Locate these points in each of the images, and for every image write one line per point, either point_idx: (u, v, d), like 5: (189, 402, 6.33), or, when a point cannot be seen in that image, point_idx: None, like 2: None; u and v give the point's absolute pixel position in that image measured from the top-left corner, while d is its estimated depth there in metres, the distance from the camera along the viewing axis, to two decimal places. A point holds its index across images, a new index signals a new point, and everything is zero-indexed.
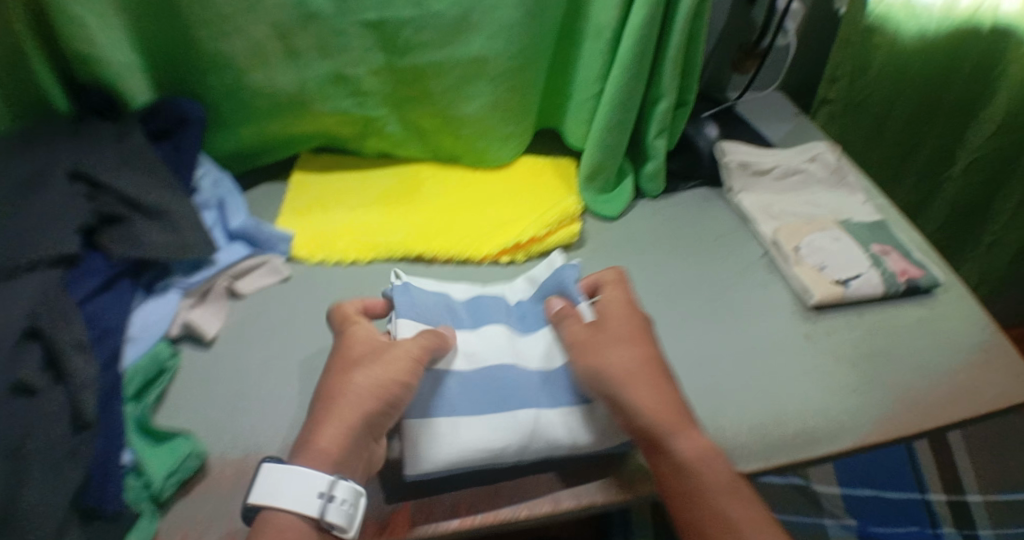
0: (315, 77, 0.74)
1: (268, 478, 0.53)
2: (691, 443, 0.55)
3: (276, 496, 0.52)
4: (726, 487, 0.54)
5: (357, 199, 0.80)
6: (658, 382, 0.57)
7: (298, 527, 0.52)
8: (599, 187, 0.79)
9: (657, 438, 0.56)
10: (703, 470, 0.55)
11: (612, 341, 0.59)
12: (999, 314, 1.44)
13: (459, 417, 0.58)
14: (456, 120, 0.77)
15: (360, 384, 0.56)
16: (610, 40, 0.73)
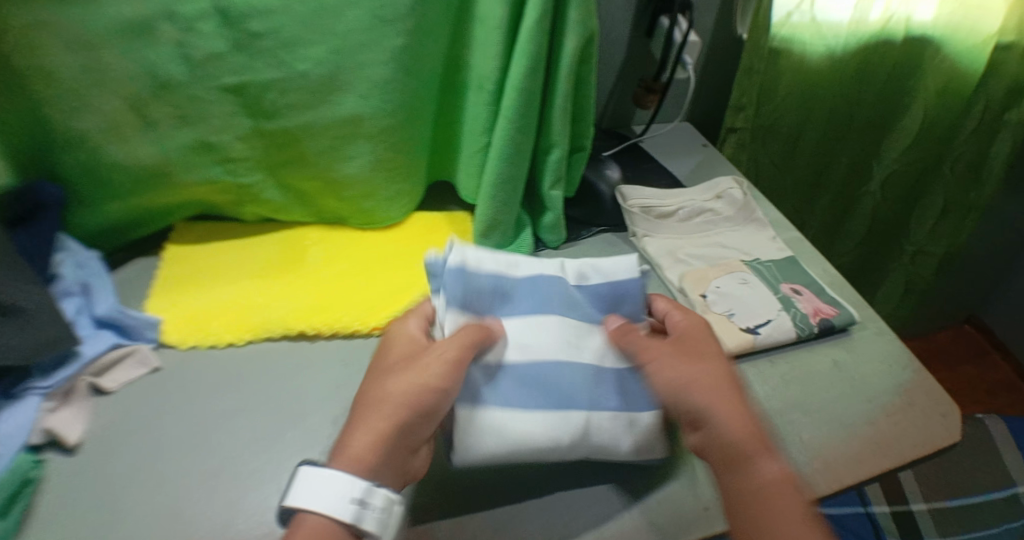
0: (178, 147, 0.69)
1: (304, 484, 0.52)
2: (772, 468, 0.54)
3: (305, 501, 0.51)
4: (785, 509, 0.52)
5: (236, 273, 0.75)
6: (720, 394, 0.57)
7: (323, 531, 0.51)
8: (495, 241, 0.75)
9: (741, 459, 0.55)
10: (783, 496, 0.53)
11: (706, 359, 0.59)
12: (926, 316, 1.48)
13: (513, 409, 0.58)
14: (338, 182, 0.73)
15: (397, 383, 0.55)
16: (491, 91, 0.69)
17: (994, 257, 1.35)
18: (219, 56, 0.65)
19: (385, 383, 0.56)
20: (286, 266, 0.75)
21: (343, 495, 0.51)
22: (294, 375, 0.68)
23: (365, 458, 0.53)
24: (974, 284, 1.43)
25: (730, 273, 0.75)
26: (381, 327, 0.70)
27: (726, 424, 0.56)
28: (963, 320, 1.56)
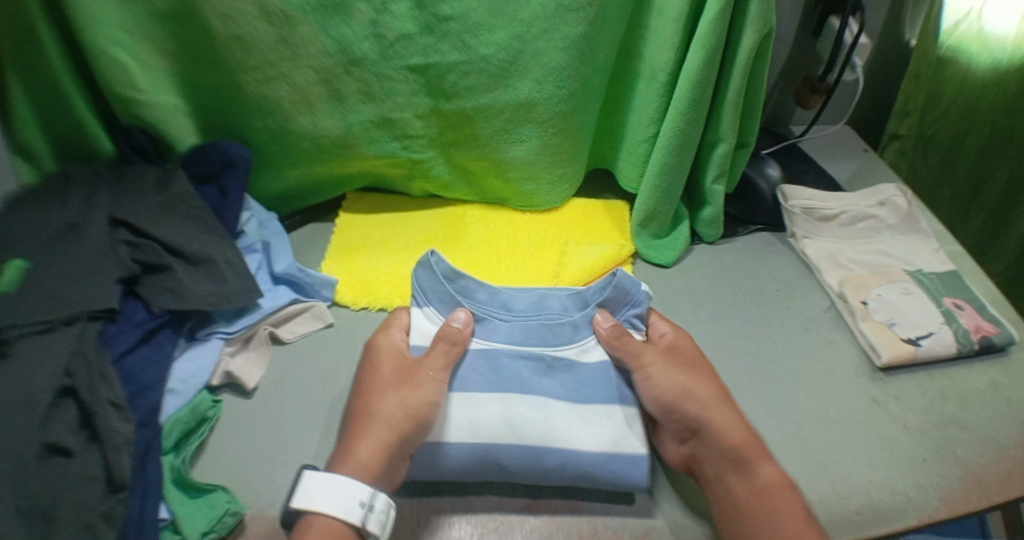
0: (360, 122, 0.73)
1: (307, 489, 0.56)
2: (768, 470, 0.58)
3: (317, 503, 0.55)
4: (780, 501, 0.57)
5: (402, 243, 0.78)
6: (689, 378, 0.63)
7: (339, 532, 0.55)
8: (653, 232, 0.76)
9: (739, 459, 0.59)
10: (772, 497, 0.57)
11: (701, 377, 0.63)
12: None
13: (475, 399, 0.62)
14: (503, 163, 0.75)
15: (400, 406, 0.60)
16: (665, 83, 0.70)
17: None
18: (408, 37, 0.68)
19: (382, 397, 0.61)
20: (447, 241, 0.77)
21: (351, 497, 0.55)
22: None
23: (375, 463, 0.58)
24: None
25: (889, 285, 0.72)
26: None
27: (723, 431, 0.60)
28: None
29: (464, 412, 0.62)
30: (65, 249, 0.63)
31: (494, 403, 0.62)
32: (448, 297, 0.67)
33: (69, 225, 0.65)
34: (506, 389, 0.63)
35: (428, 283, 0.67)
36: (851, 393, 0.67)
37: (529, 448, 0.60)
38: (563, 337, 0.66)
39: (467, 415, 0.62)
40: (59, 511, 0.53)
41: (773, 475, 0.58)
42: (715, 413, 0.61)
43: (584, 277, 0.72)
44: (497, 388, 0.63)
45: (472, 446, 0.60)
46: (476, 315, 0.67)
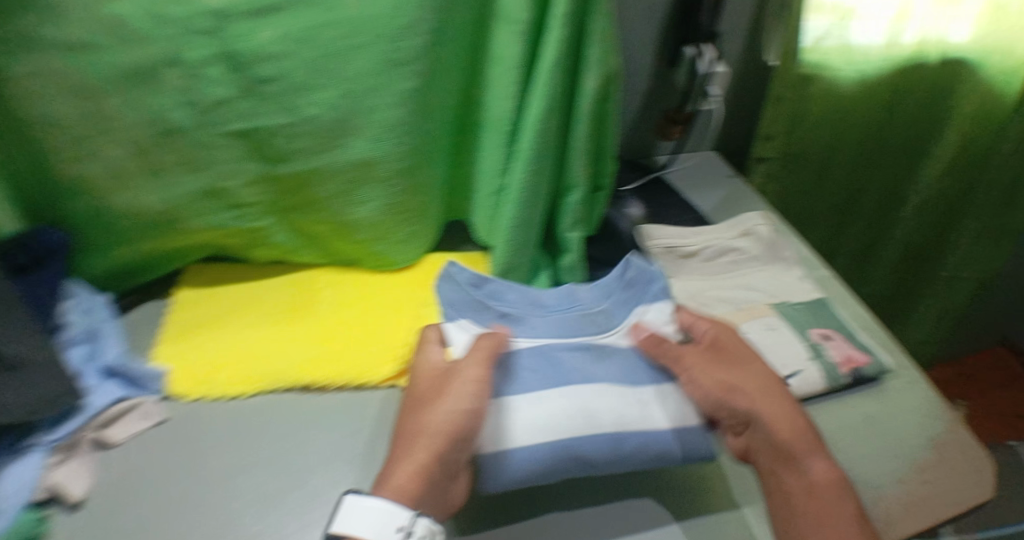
0: (184, 193, 0.67)
1: (355, 512, 0.51)
2: (820, 468, 0.58)
3: (358, 530, 0.51)
4: (841, 504, 0.56)
5: (245, 317, 0.73)
6: (768, 392, 0.61)
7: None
8: (512, 285, 0.73)
9: (788, 458, 0.58)
10: (845, 494, 0.57)
11: (751, 380, 0.61)
12: (955, 340, 1.43)
13: (542, 394, 0.58)
14: (347, 226, 0.70)
15: (453, 417, 0.55)
16: (509, 134, 0.67)
17: None
18: (225, 102, 0.63)
19: (435, 406, 0.56)
20: (291, 312, 0.73)
21: (390, 521, 0.51)
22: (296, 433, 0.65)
23: (409, 487, 0.53)
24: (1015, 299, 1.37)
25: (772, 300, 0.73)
26: (389, 378, 0.68)
27: (773, 429, 0.59)
28: (997, 342, 1.50)
29: (530, 410, 0.57)
30: None
31: (555, 396, 0.58)
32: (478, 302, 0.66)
33: None
34: (570, 379, 0.59)
35: (455, 295, 0.66)
36: (718, 444, 0.65)
37: (610, 437, 0.58)
38: (593, 330, 0.65)
39: (534, 412, 0.57)
40: None
41: (819, 470, 0.58)
42: (783, 427, 0.59)
43: None
44: (557, 381, 0.59)
45: (535, 448, 0.56)
46: (511, 316, 0.66)
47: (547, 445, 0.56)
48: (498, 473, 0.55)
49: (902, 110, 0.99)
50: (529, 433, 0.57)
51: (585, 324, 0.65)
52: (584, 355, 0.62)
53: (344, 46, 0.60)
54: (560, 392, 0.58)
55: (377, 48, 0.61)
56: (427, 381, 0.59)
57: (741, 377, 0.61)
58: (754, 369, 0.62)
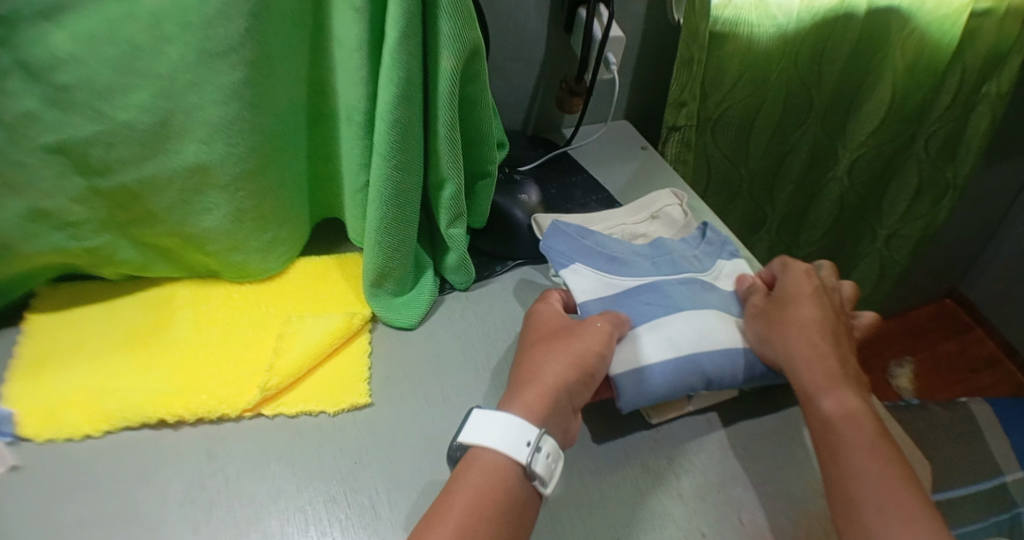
0: (8, 219, 0.58)
1: (476, 424, 0.53)
2: (839, 401, 0.57)
3: (481, 438, 0.52)
4: (867, 445, 0.54)
5: (98, 345, 0.64)
6: (815, 333, 0.60)
7: (503, 471, 0.51)
8: (392, 289, 0.66)
9: (808, 396, 0.58)
10: (850, 428, 0.55)
11: (798, 317, 0.61)
12: (900, 297, 1.40)
13: (664, 325, 0.61)
14: (199, 237, 0.63)
15: (547, 369, 0.56)
16: (365, 125, 0.59)
17: (970, 229, 1.28)
18: (31, 114, 0.54)
19: (535, 356, 0.57)
20: (152, 333, 0.65)
21: (520, 435, 0.52)
22: (152, 476, 0.57)
23: (557, 402, 0.55)
24: (961, 251, 1.34)
25: (706, 267, 0.68)
26: (251, 407, 0.60)
27: (799, 369, 0.59)
28: (945, 294, 1.47)
29: (655, 333, 0.60)
30: None
31: (678, 321, 0.61)
32: (592, 250, 0.65)
33: None
34: (684, 308, 0.62)
35: (565, 246, 0.65)
36: (616, 458, 0.61)
37: (693, 362, 0.60)
38: (692, 266, 0.67)
39: (655, 339, 0.60)
40: None
41: (862, 395, 0.57)
42: (811, 360, 0.59)
43: (307, 364, 0.61)
44: (661, 311, 0.62)
45: (663, 368, 0.59)
46: (621, 259, 0.66)
47: (670, 360, 0.59)
48: (638, 389, 0.58)
49: (830, 64, 0.91)
50: (638, 353, 0.59)
51: (684, 262, 0.67)
52: (692, 287, 0.65)
53: (151, 40, 0.53)
54: (678, 314, 0.62)
55: (190, 39, 0.53)
56: (533, 336, 0.60)
57: (795, 319, 0.61)
58: (803, 313, 0.61)
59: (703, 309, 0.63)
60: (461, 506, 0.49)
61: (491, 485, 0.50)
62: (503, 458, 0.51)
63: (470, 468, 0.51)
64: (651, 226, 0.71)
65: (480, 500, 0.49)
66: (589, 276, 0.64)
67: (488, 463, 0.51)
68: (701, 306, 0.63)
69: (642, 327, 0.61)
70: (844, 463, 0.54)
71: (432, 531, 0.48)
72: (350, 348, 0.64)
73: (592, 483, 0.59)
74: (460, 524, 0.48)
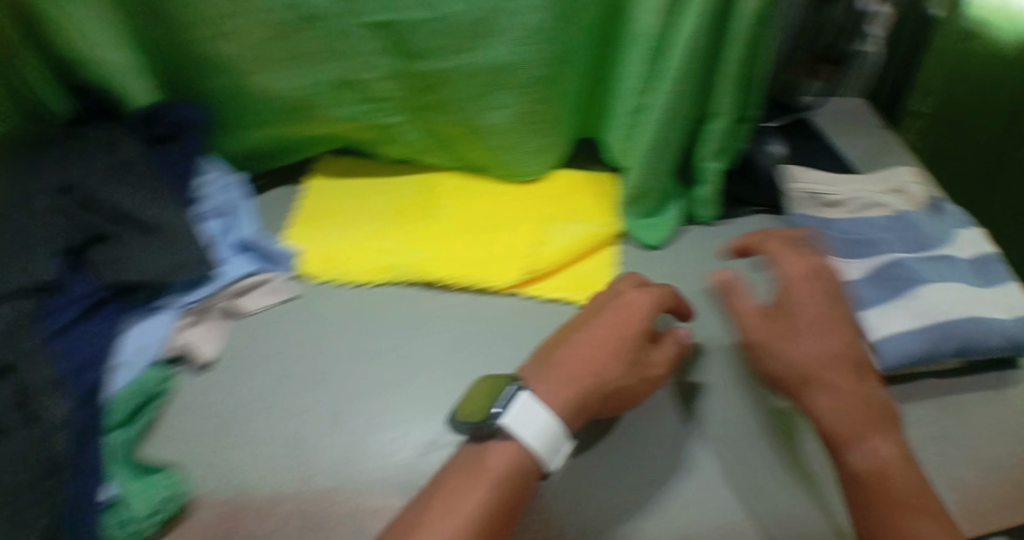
0: (323, 81, 0.65)
1: (523, 408, 0.49)
2: (868, 453, 0.50)
3: (525, 430, 0.49)
4: (918, 504, 0.48)
5: (372, 210, 0.71)
6: (828, 377, 0.54)
7: (525, 468, 0.49)
8: (645, 209, 0.69)
9: (835, 446, 0.52)
10: (891, 479, 0.49)
11: (789, 349, 0.55)
12: None
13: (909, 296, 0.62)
14: (479, 131, 0.68)
15: (603, 332, 0.54)
16: (653, 48, 0.63)
17: None
18: None
19: (591, 322, 0.55)
20: (421, 210, 0.71)
21: (555, 439, 0.49)
22: (418, 328, 0.64)
23: (605, 371, 0.52)
24: None
25: (948, 237, 0.67)
26: (509, 287, 0.66)
27: (825, 415, 0.53)
28: None
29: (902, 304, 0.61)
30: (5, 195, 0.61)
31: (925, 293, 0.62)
32: (835, 238, 0.67)
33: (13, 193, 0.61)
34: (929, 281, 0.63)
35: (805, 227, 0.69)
36: None
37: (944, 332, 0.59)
38: (937, 236, 0.66)
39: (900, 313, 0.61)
40: None
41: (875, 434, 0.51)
42: (856, 414, 0.52)
43: (561, 260, 0.66)
44: (905, 284, 0.63)
45: (912, 335, 0.59)
46: (865, 241, 0.67)
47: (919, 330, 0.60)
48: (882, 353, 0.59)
49: None
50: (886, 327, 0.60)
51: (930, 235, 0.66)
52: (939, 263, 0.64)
53: None
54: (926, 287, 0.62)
55: None
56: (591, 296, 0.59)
57: (790, 348, 0.55)
58: (799, 345, 0.55)
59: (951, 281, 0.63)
60: (466, 503, 0.47)
61: (513, 485, 0.48)
62: (529, 454, 0.49)
63: (478, 464, 0.49)
64: (890, 196, 0.71)
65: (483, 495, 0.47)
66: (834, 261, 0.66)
67: (509, 457, 0.48)
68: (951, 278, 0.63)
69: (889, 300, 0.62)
70: (894, 511, 0.48)
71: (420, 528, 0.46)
72: (599, 256, 0.68)
73: None
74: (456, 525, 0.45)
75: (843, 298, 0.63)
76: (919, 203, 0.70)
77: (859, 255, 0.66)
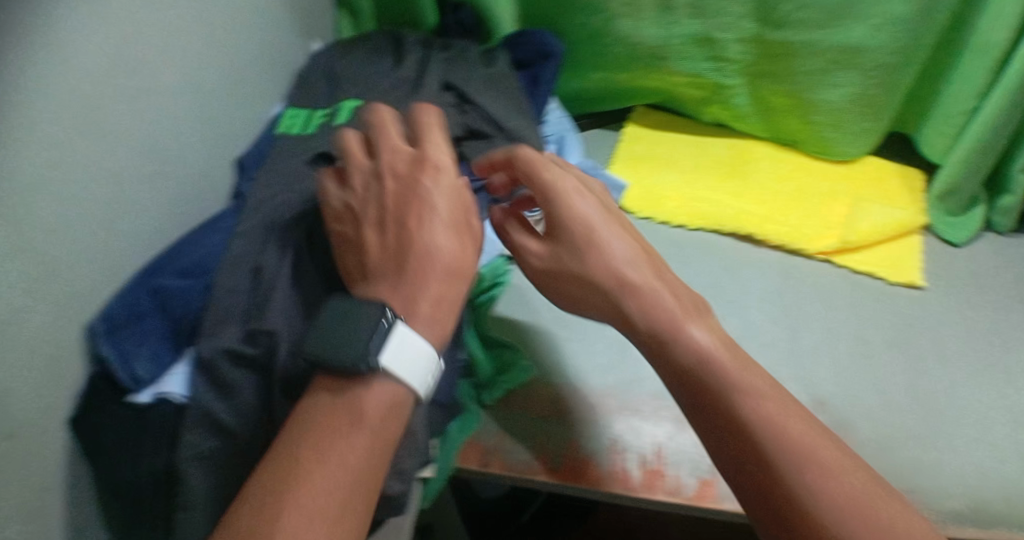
0: (681, 35, 0.70)
1: (402, 345, 0.45)
2: (756, 401, 0.44)
3: (393, 362, 0.45)
4: (796, 415, 0.44)
5: (688, 163, 0.76)
6: (610, 294, 0.50)
7: (395, 404, 0.45)
8: (950, 208, 0.72)
9: (659, 344, 0.48)
10: (746, 415, 0.44)
11: (596, 261, 0.50)
12: None
13: None
14: (811, 106, 0.72)
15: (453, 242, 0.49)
16: (998, 58, 0.65)
17: None
18: None
19: (434, 203, 0.50)
20: (736, 170, 0.75)
21: (424, 372, 0.46)
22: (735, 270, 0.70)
23: (466, 266, 0.49)
24: None
25: None
26: (821, 253, 0.70)
27: (635, 312, 0.49)
28: None
29: None
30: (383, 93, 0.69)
31: None
32: None
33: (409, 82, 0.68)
34: None
35: None
36: None
37: None
38: None
39: None
40: None
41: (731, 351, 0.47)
42: (727, 349, 0.47)
43: (874, 237, 0.69)
44: None
45: None
46: None
47: None
48: None
49: None
50: None
51: None
52: None
53: None
54: None
55: None
56: (390, 183, 0.52)
57: (587, 256, 0.50)
58: (611, 248, 0.50)
59: None
60: (357, 443, 0.42)
61: (384, 427, 0.44)
62: (405, 391, 0.45)
63: (351, 399, 0.44)
64: None
65: (379, 449, 0.43)
66: None
67: (392, 395, 0.45)
68: None
69: None
70: (783, 459, 0.42)
71: (317, 467, 0.41)
72: (905, 242, 0.71)
73: None
74: (345, 464, 0.42)
75: None
76: None
77: None
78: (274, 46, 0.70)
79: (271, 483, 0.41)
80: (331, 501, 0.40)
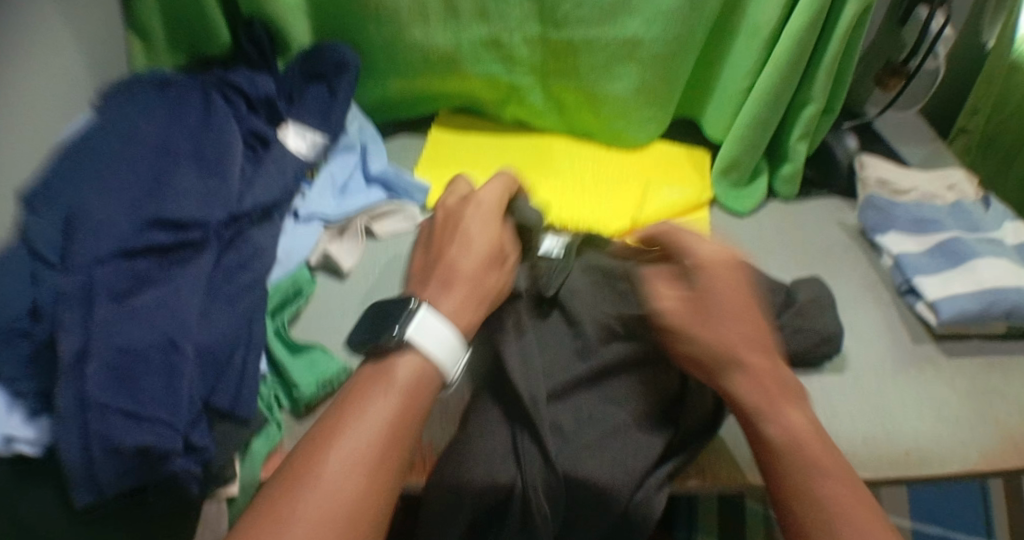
0: (470, 39, 0.74)
1: (423, 323, 0.50)
2: (790, 420, 0.50)
3: (422, 339, 0.50)
4: (833, 469, 0.48)
5: (493, 163, 0.79)
6: (754, 362, 0.52)
7: (425, 378, 0.49)
8: (733, 181, 0.78)
9: (751, 416, 0.51)
10: (805, 448, 0.49)
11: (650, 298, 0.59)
12: None
13: (971, 263, 0.69)
14: (599, 98, 0.77)
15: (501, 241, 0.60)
16: (767, 41, 0.71)
17: None
18: None
19: (470, 231, 0.57)
20: (539, 165, 0.79)
21: (455, 349, 0.51)
22: None
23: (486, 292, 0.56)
24: None
25: (995, 225, 0.74)
26: (619, 234, 0.73)
27: (742, 384, 0.51)
28: None
29: (965, 273, 0.69)
30: (174, 103, 0.67)
31: (981, 266, 0.69)
32: (903, 217, 0.75)
33: (203, 103, 0.69)
34: (978, 257, 0.70)
35: (875, 217, 0.76)
36: (904, 351, 0.68)
37: (1000, 296, 0.66)
38: (989, 225, 0.74)
39: (960, 283, 0.68)
40: (132, 343, 0.51)
41: (834, 496, 0.47)
42: (855, 504, 0.46)
43: (664, 214, 0.74)
44: (960, 258, 0.70)
45: (969, 297, 0.67)
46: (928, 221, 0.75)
47: (976, 293, 0.67)
48: (952, 308, 0.67)
49: None
50: (949, 292, 0.68)
51: (982, 223, 0.74)
52: (991, 245, 0.72)
53: None
54: (981, 259, 0.69)
55: None
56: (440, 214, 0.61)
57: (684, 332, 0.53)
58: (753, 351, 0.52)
59: (1000, 255, 0.70)
60: (370, 431, 0.45)
61: (411, 390, 0.48)
62: (430, 362, 0.50)
63: (386, 370, 0.49)
64: (946, 192, 0.79)
65: (399, 426, 0.46)
66: (903, 238, 0.74)
67: (415, 367, 0.49)
68: (1002, 255, 0.70)
69: (952, 269, 0.70)
70: (836, 521, 0.46)
71: (321, 475, 0.43)
72: (695, 216, 0.77)
73: (878, 363, 0.67)
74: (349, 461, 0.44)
75: (909, 269, 0.71)
76: (975, 197, 0.78)
77: (923, 233, 0.74)
78: (57, 73, 0.68)
79: (284, 479, 0.44)
80: (338, 502, 0.43)
